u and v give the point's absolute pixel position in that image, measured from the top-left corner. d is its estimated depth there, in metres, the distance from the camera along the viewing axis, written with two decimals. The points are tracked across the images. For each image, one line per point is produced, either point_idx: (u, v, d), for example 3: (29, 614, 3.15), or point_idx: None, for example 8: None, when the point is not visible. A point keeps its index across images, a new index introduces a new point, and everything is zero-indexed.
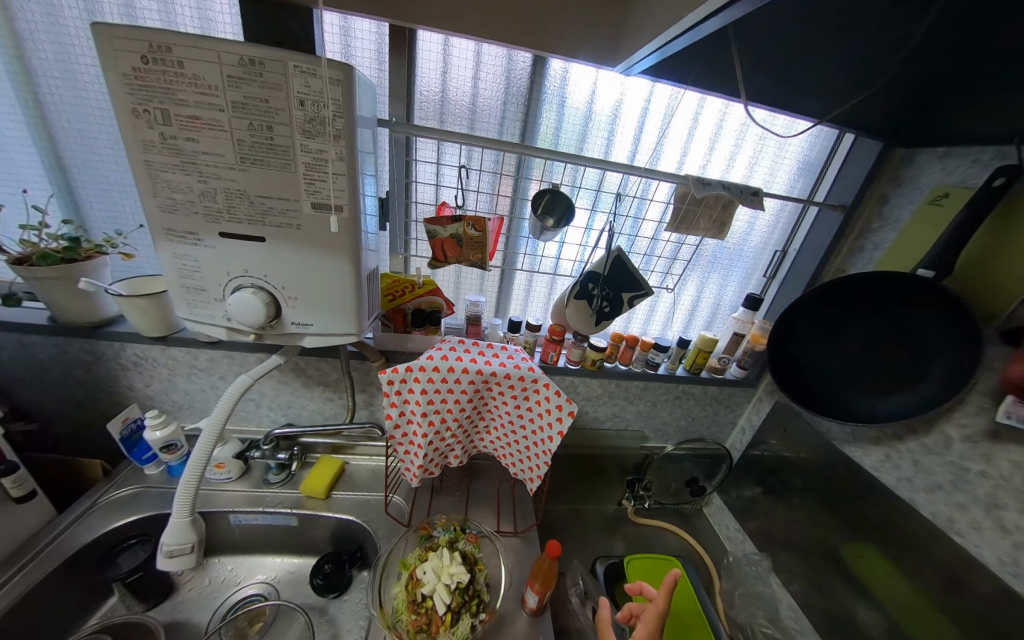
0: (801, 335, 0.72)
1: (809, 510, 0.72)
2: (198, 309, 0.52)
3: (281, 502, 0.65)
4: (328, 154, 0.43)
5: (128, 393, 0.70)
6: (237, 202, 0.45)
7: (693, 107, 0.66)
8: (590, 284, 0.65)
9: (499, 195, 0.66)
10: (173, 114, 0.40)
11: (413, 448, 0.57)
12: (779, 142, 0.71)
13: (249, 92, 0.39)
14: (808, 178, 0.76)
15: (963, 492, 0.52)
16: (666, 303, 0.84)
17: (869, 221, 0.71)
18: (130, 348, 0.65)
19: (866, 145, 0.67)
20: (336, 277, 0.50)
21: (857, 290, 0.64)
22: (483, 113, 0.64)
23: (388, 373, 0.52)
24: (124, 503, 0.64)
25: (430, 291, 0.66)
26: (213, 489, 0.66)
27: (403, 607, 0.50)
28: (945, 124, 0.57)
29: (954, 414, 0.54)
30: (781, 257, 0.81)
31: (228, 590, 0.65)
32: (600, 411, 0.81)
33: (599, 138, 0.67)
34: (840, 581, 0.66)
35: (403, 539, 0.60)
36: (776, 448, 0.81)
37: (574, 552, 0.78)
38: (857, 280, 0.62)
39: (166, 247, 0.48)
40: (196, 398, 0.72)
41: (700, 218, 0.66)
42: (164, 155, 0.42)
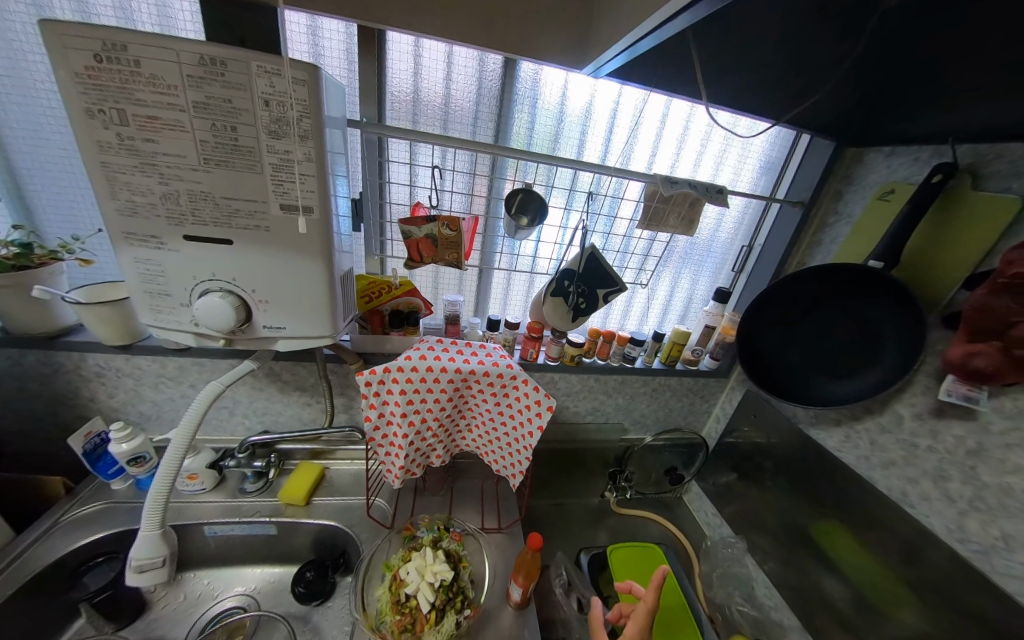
0: (766, 326, 0.76)
1: (780, 492, 0.76)
2: (164, 315, 0.50)
3: (260, 511, 0.64)
4: (295, 154, 0.43)
5: (90, 405, 0.67)
6: (202, 204, 0.44)
7: (660, 110, 0.68)
8: (565, 281, 0.66)
9: (474, 195, 0.67)
10: (130, 114, 0.39)
11: (394, 448, 0.57)
12: (743, 142, 0.75)
13: (210, 92, 0.39)
14: (771, 175, 0.80)
15: (914, 467, 0.56)
16: (642, 298, 0.87)
17: (825, 217, 0.75)
18: (91, 358, 0.62)
19: (822, 144, 0.71)
20: (308, 278, 0.49)
21: (816, 281, 0.68)
22: (457, 113, 0.64)
23: (365, 375, 0.52)
24: (91, 519, 0.61)
25: (407, 291, 0.66)
26: (186, 501, 0.63)
27: (386, 608, 0.50)
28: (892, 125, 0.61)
29: (904, 394, 0.58)
30: (748, 252, 0.85)
31: (204, 604, 0.63)
32: (581, 406, 0.82)
33: (572, 140, 0.69)
34: (809, 557, 0.70)
35: (386, 541, 0.60)
36: (749, 435, 0.84)
37: (559, 545, 0.79)
38: (817, 272, 0.67)
39: (126, 251, 0.46)
40: (165, 408, 0.70)
41: (670, 215, 0.69)
42: (122, 156, 0.41)
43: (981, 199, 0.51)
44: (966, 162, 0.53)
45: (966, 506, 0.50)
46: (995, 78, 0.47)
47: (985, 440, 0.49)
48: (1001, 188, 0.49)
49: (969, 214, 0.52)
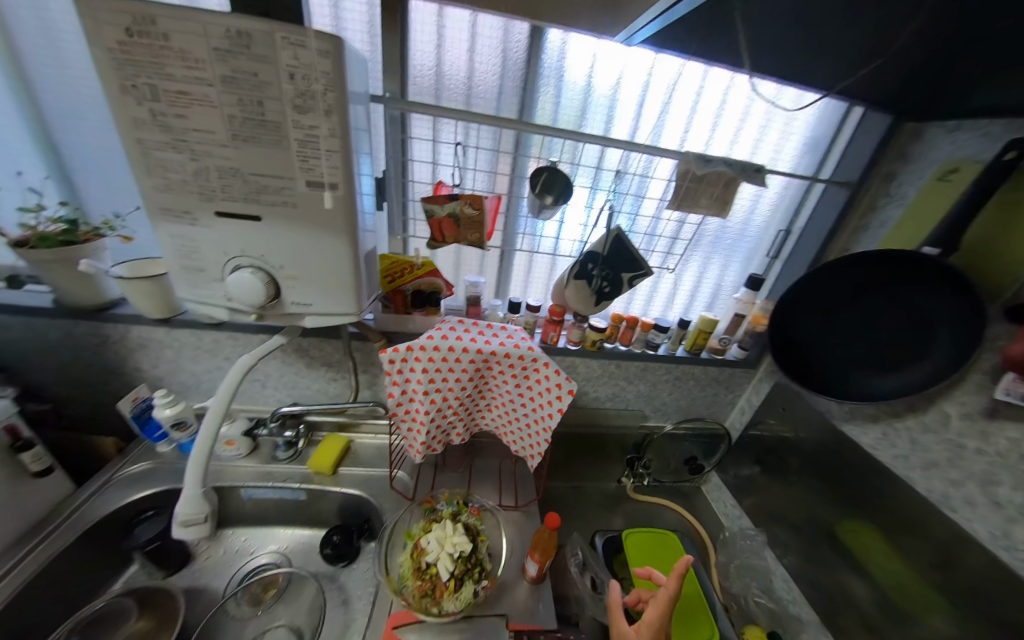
0: (801, 315, 0.72)
1: (805, 487, 0.74)
2: (199, 290, 0.52)
3: (290, 477, 0.67)
4: (320, 130, 0.42)
5: (136, 374, 0.72)
6: (232, 180, 0.44)
7: (697, 81, 0.63)
8: (589, 264, 0.64)
9: (497, 174, 0.65)
10: (161, 89, 0.39)
11: (416, 425, 0.59)
12: (786, 116, 0.68)
13: (237, 65, 0.38)
14: (815, 154, 0.73)
15: (959, 469, 0.53)
16: (668, 284, 0.83)
17: (875, 197, 0.68)
18: (135, 330, 0.66)
19: (877, 119, 0.64)
20: (334, 256, 0.50)
21: (866, 267, 0.63)
22: (480, 88, 0.61)
23: (388, 353, 0.53)
24: (141, 478, 0.67)
25: (429, 272, 0.64)
26: (224, 465, 0.68)
27: (408, 574, 0.52)
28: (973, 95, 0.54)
29: (954, 392, 0.54)
30: (786, 236, 0.79)
31: (243, 559, 0.69)
32: (600, 391, 0.82)
33: (600, 115, 0.65)
34: (831, 554, 0.68)
35: (408, 511, 0.62)
36: (775, 428, 0.82)
37: (573, 526, 0.81)
38: (865, 258, 0.62)
39: (163, 227, 0.48)
40: (202, 378, 0.74)
41: (701, 196, 0.63)
42: (155, 132, 0.41)
43: None
44: None
45: (1014, 514, 0.47)
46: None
47: None
48: None
49: None
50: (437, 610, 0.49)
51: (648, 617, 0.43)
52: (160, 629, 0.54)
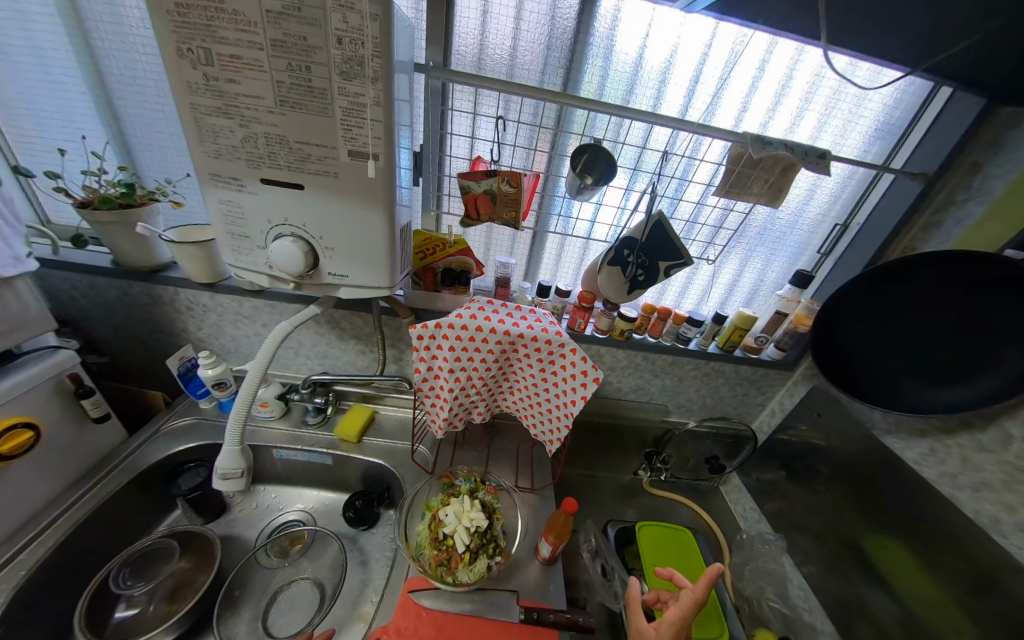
0: (849, 318, 0.68)
1: (833, 497, 0.71)
2: (243, 256, 0.54)
3: (318, 442, 0.71)
4: (365, 98, 0.42)
5: (183, 335, 0.76)
6: (278, 148, 0.45)
7: (761, 53, 0.58)
8: (625, 250, 0.61)
9: (536, 151, 0.63)
10: (215, 53, 0.39)
11: (439, 401, 0.60)
12: (858, 95, 0.62)
13: (288, 29, 0.38)
14: (887, 141, 0.67)
15: (1014, 493, 0.49)
16: (705, 276, 0.80)
17: (952, 193, 0.62)
18: (183, 294, 0.70)
19: (964, 104, 0.58)
20: (372, 229, 0.50)
21: (938, 268, 0.57)
22: (524, 60, 0.59)
23: (417, 329, 0.54)
24: (184, 431, 0.72)
25: (461, 251, 0.65)
26: (259, 425, 0.72)
27: (426, 542, 0.55)
28: None
29: (1019, 412, 0.50)
30: (842, 232, 0.73)
31: (272, 514, 0.73)
32: (623, 383, 0.80)
33: (648, 90, 0.61)
34: (855, 567, 0.66)
35: (427, 484, 0.64)
36: (806, 434, 0.78)
37: (587, 513, 0.81)
38: (932, 258, 0.56)
39: (212, 193, 0.50)
40: (241, 343, 0.78)
41: (754, 182, 0.60)
42: (208, 98, 0.42)
43: None
44: None
45: None
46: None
47: None
48: None
49: None
50: (451, 579, 0.50)
51: (671, 616, 0.43)
52: (199, 570, 0.59)
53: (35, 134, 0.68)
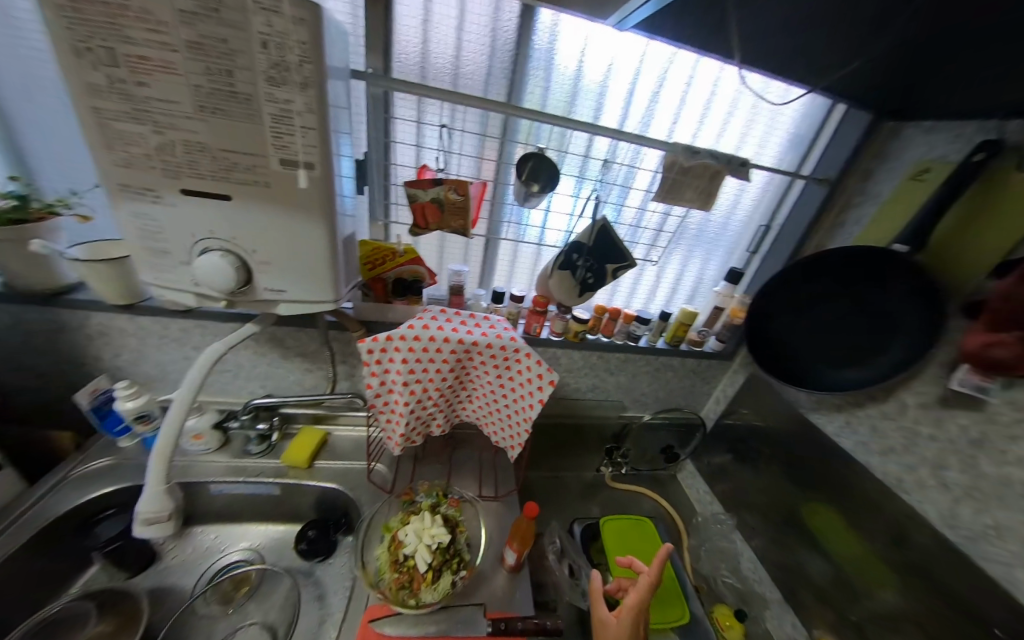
0: (775, 310, 0.75)
1: (774, 473, 0.77)
2: (163, 274, 0.49)
3: (262, 472, 0.65)
4: (295, 105, 0.40)
5: (97, 364, 0.67)
6: (199, 156, 0.42)
7: (686, 71, 0.64)
8: (573, 254, 0.64)
9: (484, 160, 0.64)
10: (120, 53, 0.36)
11: (395, 416, 0.58)
12: (772, 110, 0.70)
13: (204, 30, 0.36)
14: (797, 151, 0.75)
15: (913, 455, 0.56)
16: (650, 277, 0.85)
17: (851, 196, 0.72)
18: (95, 317, 0.62)
19: (854, 119, 0.67)
20: (310, 240, 0.48)
21: (846, 261, 0.64)
22: (468, 69, 0.60)
23: (367, 342, 0.52)
24: (101, 475, 0.63)
25: (411, 260, 0.64)
26: (192, 459, 0.65)
27: (385, 567, 0.52)
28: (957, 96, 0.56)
29: (911, 383, 0.58)
30: (766, 232, 0.81)
31: (212, 557, 0.66)
32: (581, 382, 0.82)
33: (588, 102, 0.65)
34: (795, 536, 0.72)
35: (386, 505, 0.61)
36: (747, 417, 0.84)
37: (554, 515, 0.82)
38: (835, 255, 0.64)
39: (123, 205, 0.45)
40: (169, 369, 0.70)
41: (687, 189, 0.64)
42: (113, 100, 0.39)
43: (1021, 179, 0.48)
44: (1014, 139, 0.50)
45: (961, 495, 0.50)
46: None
47: (990, 431, 0.49)
48: None
49: (1009, 196, 0.49)
50: (414, 602, 0.48)
51: (631, 601, 0.44)
52: (121, 633, 0.51)
53: None
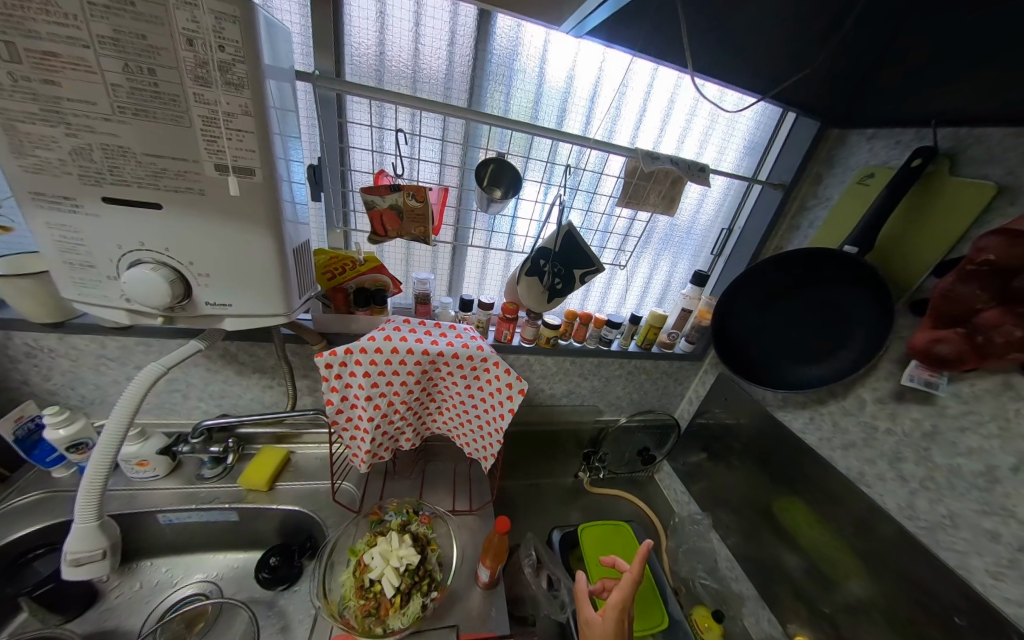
0: (741, 311, 0.76)
1: (746, 470, 0.79)
2: (89, 289, 0.45)
3: (217, 498, 0.61)
4: (226, 107, 0.37)
5: (23, 388, 0.61)
6: (121, 161, 0.38)
7: (646, 78, 0.64)
8: (541, 260, 0.63)
9: (446, 165, 0.62)
10: (21, 48, 0.32)
11: (360, 433, 0.55)
12: (728, 118, 0.72)
13: (120, 24, 0.32)
14: (754, 157, 0.78)
15: (872, 449, 0.58)
16: (621, 280, 0.85)
17: (805, 200, 0.74)
18: (18, 337, 0.56)
19: (805, 127, 0.69)
20: (256, 251, 0.45)
21: (807, 262, 0.65)
22: (426, 72, 0.58)
23: (325, 356, 0.49)
24: (30, 509, 0.57)
25: (374, 269, 0.62)
26: (138, 488, 0.60)
27: (351, 593, 0.49)
28: (896, 104, 0.59)
29: (868, 379, 0.60)
30: (728, 235, 0.84)
31: (162, 593, 0.61)
32: (555, 388, 0.81)
33: (552, 105, 0.64)
34: (768, 531, 0.73)
35: (353, 525, 0.58)
36: (719, 416, 0.86)
37: (529, 525, 0.81)
38: (794, 255, 0.66)
39: (36, 214, 0.40)
40: (109, 391, 0.65)
41: (649, 193, 0.66)
42: (17, 100, 0.34)
43: (953, 184, 0.51)
44: (947, 147, 0.53)
45: (916, 486, 0.53)
46: (961, 64, 0.50)
47: (940, 424, 0.51)
48: (977, 175, 0.49)
49: (946, 200, 0.52)
50: (381, 630, 0.46)
51: (614, 599, 0.44)
52: None
53: None
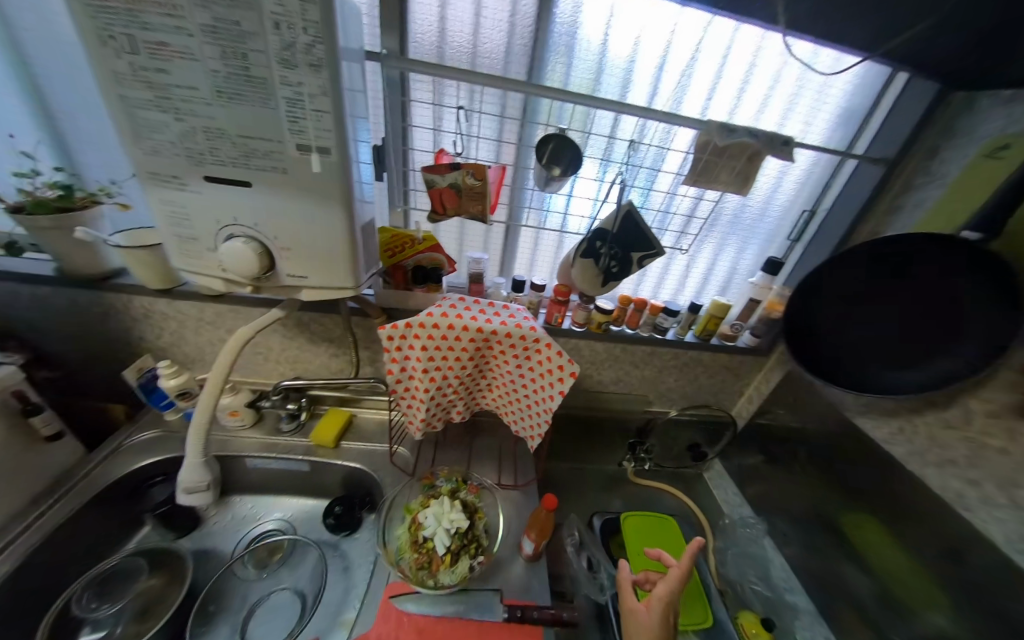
0: (822, 303, 0.67)
1: (811, 476, 0.73)
2: (193, 260, 0.51)
3: (293, 449, 0.69)
4: (307, 88, 0.39)
5: (142, 344, 0.72)
6: (219, 143, 0.42)
7: (725, 39, 0.56)
8: (597, 242, 0.61)
9: (503, 143, 0.61)
10: (140, 40, 0.36)
11: (415, 402, 0.58)
12: (820, 82, 0.61)
13: (218, 12, 0.34)
14: (850, 126, 0.66)
15: (978, 469, 0.50)
16: (680, 266, 0.80)
17: (911, 177, 0.63)
18: (138, 301, 0.66)
19: (922, 90, 0.59)
20: (330, 227, 0.48)
21: (912, 250, 0.56)
22: (486, 47, 0.56)
23: (388, 329, 0.51)
24: (150, 444, 0.69)
25: (431, 248, 0.63)
26: (229, 434, 0.69)
27: (406, 546, 0.54)
28: None
29: (980, 389, 0.51)
30: (810, 218, 0.73)
31: (249, 525, 0.71)
32: (603, 374, 0.80)
33: (614, 78, 0.59)
34: (832, 545, 0.69)
35: (408, 486, 0.63)
36: (783, 418, 0.79)
37: (571, 507, 0.82)
38: (891, 241, 0.58)
39: (153, 192, 0.46)
40: (206, 350, 0.74)
41: (720, 171, 0.59)
42: (138, 88, 0.39)
43: None
44: None
45: None
46: None
47: None
48: None
49: None
50: (433, 582, 0.50)
51: (660, 592, 0.44)
52: (168, 587, 0.57)
53: None
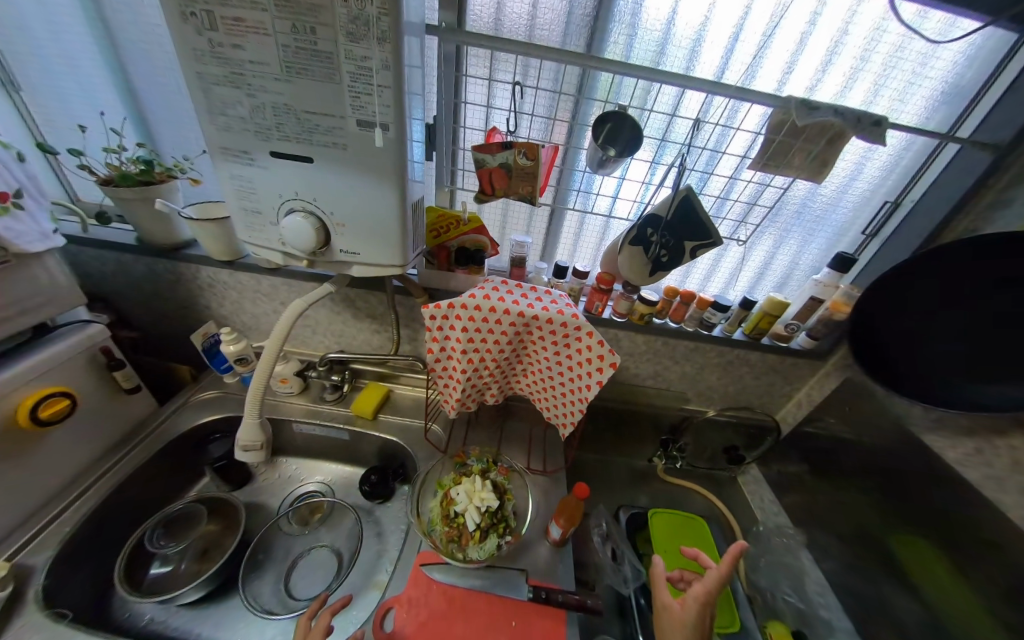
0: (894, 307, 0.61)
1: (860, 492, 0.67)
2: (256, 233, 0.54)
3: (335, 418, 0.73)
4: (372, 62, 0.39)
5: (206, 311, 0.79)
6: (286, 118, 0.43)
7: (812, 3, 0.51)
8: (648, 229, 0.58)
9: (555, 120, 0.59)
10: (218, 16, 0.37)
11: (452, 381, 0.59)
12: (923, 52, 0.54)
13: None
14: (949, 106, 0.59)
15: None
16: (733, 258, 0.77)
17: None
18: (204, 271, 0.71)
19: None
20: (384, 203, 0.49)
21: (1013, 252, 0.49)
22: (545, 19, 0.54)
23: (431, 308, 0.52)
24: (212, 402, 0.75)
25: (475, 229, 0.63)
26: (279, 399, 0.75)
27: (437, 519, 0.55)
28: None
29: None
30: (893, 209, 0.66)
31: (293, 485, 0.76)
32: (641, 368, 0.78)
33: (680, 52, 0.56)
34: (880, 567, 0.63)
35: (440, 463, 0.65)
36: (834, 427, 0.74)
37: (599, 498, 0.82)
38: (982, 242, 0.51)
39: (223, 167, 0.49)
40: (261, 320, 0.80)
41: (794, 154, 0.54)
42: (214, 65, 0.41)
43: None
44: None
45: None
46: None
47: None
48: None
49: None
50: (462, 555, 0.51)
51: (696, 592, 0.43)
52: (225, 534, 0.63)
53: (57, 111, 0.71)
